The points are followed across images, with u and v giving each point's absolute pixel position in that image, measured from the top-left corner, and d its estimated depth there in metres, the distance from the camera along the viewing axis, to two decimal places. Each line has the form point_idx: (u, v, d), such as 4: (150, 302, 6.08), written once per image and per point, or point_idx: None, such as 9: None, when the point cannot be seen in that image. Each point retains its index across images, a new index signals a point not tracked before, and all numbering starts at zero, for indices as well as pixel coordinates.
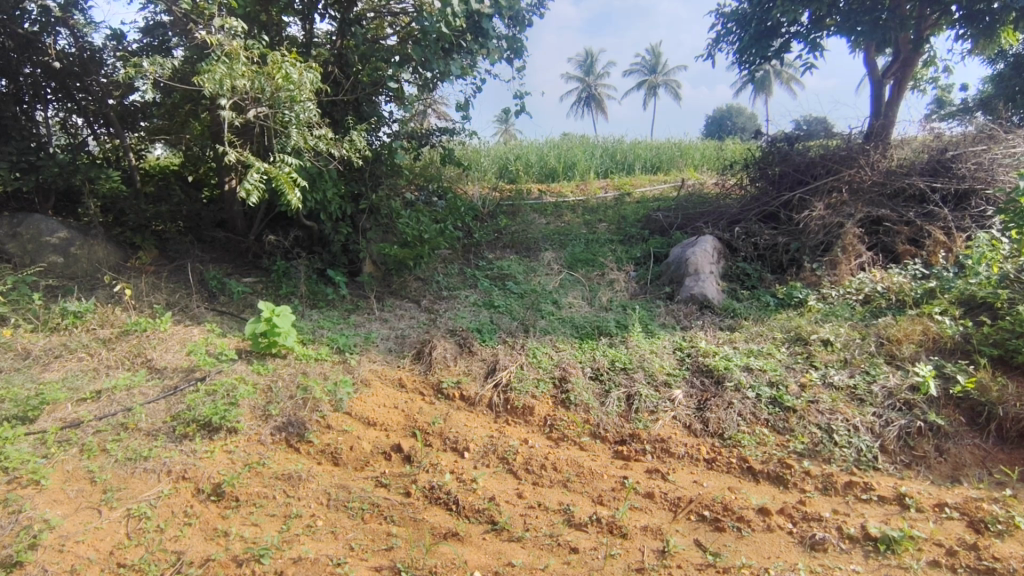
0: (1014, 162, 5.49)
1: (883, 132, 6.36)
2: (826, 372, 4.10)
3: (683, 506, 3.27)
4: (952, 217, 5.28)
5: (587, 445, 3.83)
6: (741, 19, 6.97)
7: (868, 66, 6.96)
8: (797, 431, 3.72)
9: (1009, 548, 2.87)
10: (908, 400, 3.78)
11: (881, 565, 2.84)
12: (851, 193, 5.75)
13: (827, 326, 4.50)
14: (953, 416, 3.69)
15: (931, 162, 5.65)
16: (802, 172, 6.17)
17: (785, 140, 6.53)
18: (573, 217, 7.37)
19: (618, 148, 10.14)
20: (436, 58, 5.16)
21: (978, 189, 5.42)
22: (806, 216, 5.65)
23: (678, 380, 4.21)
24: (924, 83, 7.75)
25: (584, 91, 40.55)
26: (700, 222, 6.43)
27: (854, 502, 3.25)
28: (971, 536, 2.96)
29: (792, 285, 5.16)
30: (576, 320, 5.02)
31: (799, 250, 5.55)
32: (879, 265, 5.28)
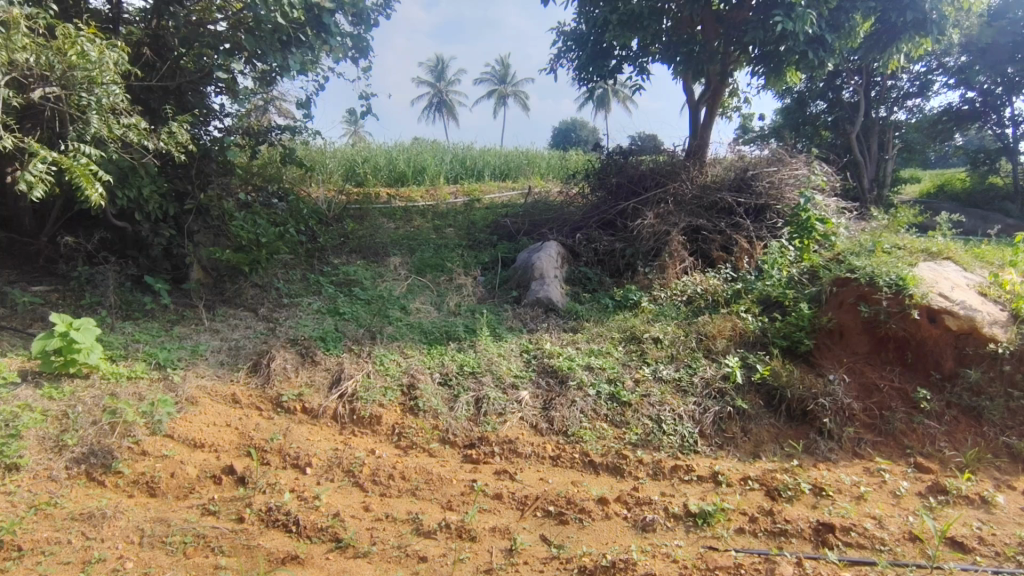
0: (797, 181, 6.41)
1: (700, 150, 7.14)
2: (656, 367, 4.49)
3: (529, 504, 3.38)
4: (753, 228, 6.06)
5: (436, 451, 3.81)
6: (579, 38, 7.44)
7: (686, 92, 7.78)
8: (631, 424, 4.03)
9: (796, 510, 3.32)
10: (721, 389, 4.25)
11: (698, 538, 3.16)
12: (675, 204, 6.37)
13: (657, 325, 4.94)
14: (754, 400, 4.20)
15: (736, 179, 6.46)
16: (635, 185, 6.73)
17: (619, 153, 7.08)
18: (422, 222, 7.33)
19: (468, 154, 10.26)
20: (271, 50, 4.84)
21: (772, 204, 6.28)
22: (639, 225, 6.15)
23: (524, 381, 4.36)
24: (731, 110, 8.84)
25: (435, 97, 40.67)
26: (545, 228, 6.74)
27: (678, 483, 3.59)
28: (768, 503, 3.40)
29: (628, 289, 5.59)
30: (425, 326, 4.97)
31: (633, 256, 6.04)
32: (698, 269, 5.89)
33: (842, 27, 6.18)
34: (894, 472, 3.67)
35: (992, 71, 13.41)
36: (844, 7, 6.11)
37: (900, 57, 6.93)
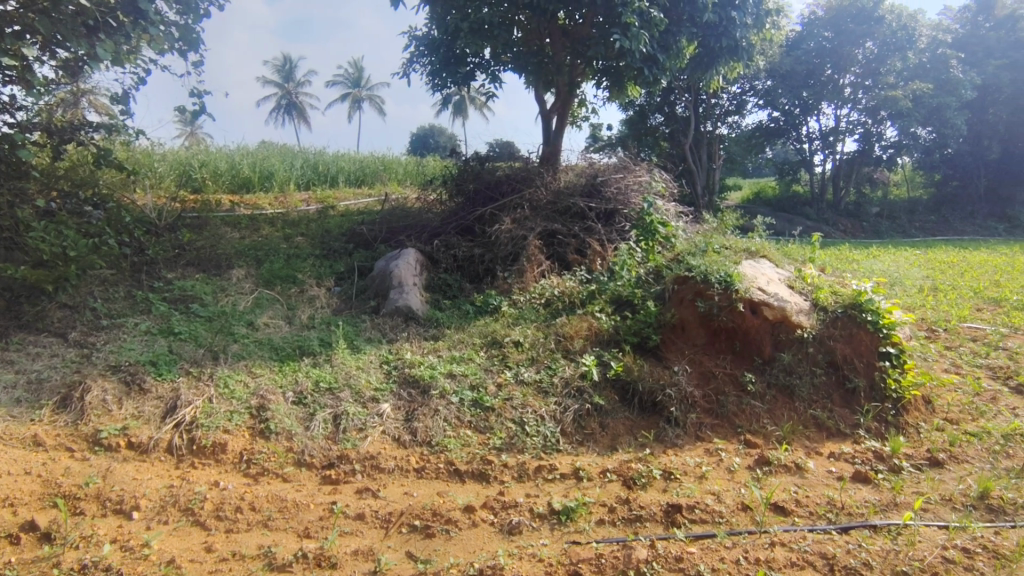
0: (641, 187, 6.85)
1: (553, 157, 7.42)
2: (517, 370, 4.58)
3: (393, 521, 3.25)
4: (603, 232, 6.40)
5: (290, 475, 3.55)
6: (431, 43, 7.42)
7: (538, 101, 8.05)
8: (495, 428, 4.07)
9: (649, 496, 3.54)
10: (579, 387, 4.43)
11: (562, 534, 3.25)
12: (530, 209, 6.58)
13: (517, 329, 5.07)
14: (609, 396, 4.42)
15: (587, 185, 6.77)
16: (492, 191, 6.87)
17: (476, 160, 7.17)
18: (271, 231, 6.85)
19: (320, 159, 9.79)
20: (74, 36, 4.23)
21: (620, 209, 6.64)
22: (497, 230, 6.27)
23: (385, 394, 4.20)
24: (580, 121, 9.31)
25: (283, 98, 38.43)
26: (403, 235, 6.63)
27: (542, 483, 3.67)
28: (624, 492, 3.59)
29: (488, 294, 5.66)
30: (274, 342, 4.62)
31: (492, 261, 6.16)
32: (555, 272, 6.10)
33: (671, 49, 6.76)
34: (729, 450, 4.06)
35: (791, 95, 15.66)
36: (672, 30, 6.69)
37: (720, 78, 7.76)
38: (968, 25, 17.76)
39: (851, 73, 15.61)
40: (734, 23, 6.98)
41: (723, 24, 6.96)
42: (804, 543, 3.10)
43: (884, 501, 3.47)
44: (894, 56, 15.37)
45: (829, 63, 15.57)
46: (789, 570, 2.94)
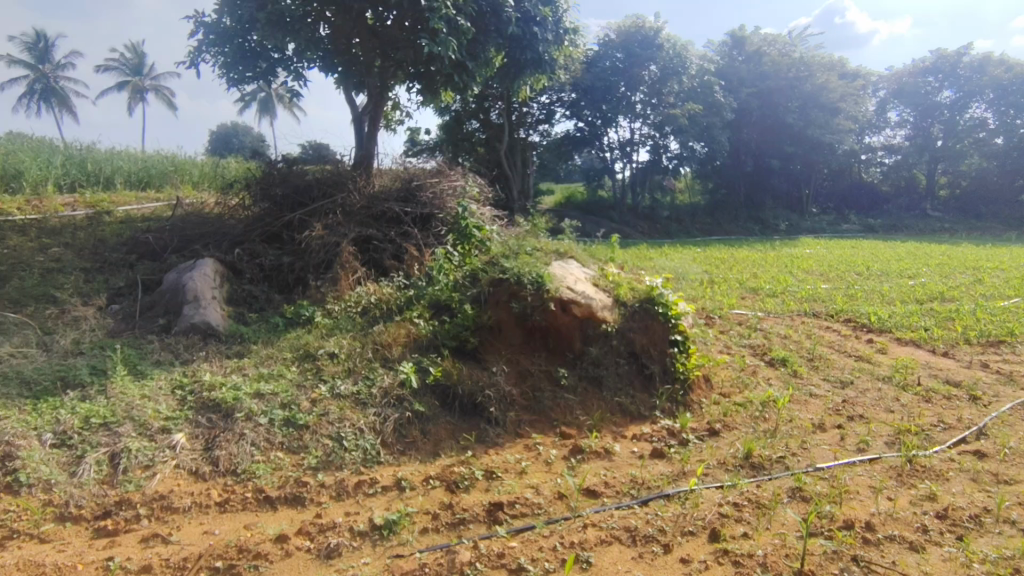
0: (456, 191, 6.90)
1: (367, 161, 7.21)
2: (333, 384, 4.35)
3: (190, 566, 2.86)
4: (420, 237, 6.36)
5: (51, 534, 2.98)
6: (222, 32, 6.76)
7: (349, 103, 7.76)
8: (310, 447, 3.81)
9: (472, 497, 3.58)
10: (400, 395, 4.34)
11: (384, 549, 3.13)
12: (344, 215, 6.33)
13: (332, 340, 4.84)
14: (430, 402, 4.39)
15: (402, 190, 6.68)
16: (301, 196, 6.48)
17: (283, 162, 6.71)
18: (21, 241, 5.74)
19: (88, 155, 8.38)
20: None
21: (436, 214, 6.65)
22: (307, 237, 5.95)
23: (178, 423, 3.71)
24: (394, 124, 9.17)
25: (38, 83, 32.36)
26: (198, 244, 5.96)
27: (363, 498, 3.51)
28: (447, 497, 3.58)
29: (299, 304, 5.35)
30: (26, 374, 3.89)
31: (303, 270, 5.86)
32: (371, 279, 5.93)
33: (479, 57, 6.98)
34: (545, 443, 4.27)
35: (594, 107, 17.35)
36: (480, 40, 6.91)
37: (527, 88, 8.19)
38: (725, 58, 21.06)
39: (640, 91, 17.59)
40: (537, 38, 7.45)
41: (526, 38, 7.37)
42: (610, 521, 3.36)
43: (675, 472, 3.91)
44: (672, 79, 17.59)
45: (622, 82, 17.37)
46: (599, 548, 3.16)
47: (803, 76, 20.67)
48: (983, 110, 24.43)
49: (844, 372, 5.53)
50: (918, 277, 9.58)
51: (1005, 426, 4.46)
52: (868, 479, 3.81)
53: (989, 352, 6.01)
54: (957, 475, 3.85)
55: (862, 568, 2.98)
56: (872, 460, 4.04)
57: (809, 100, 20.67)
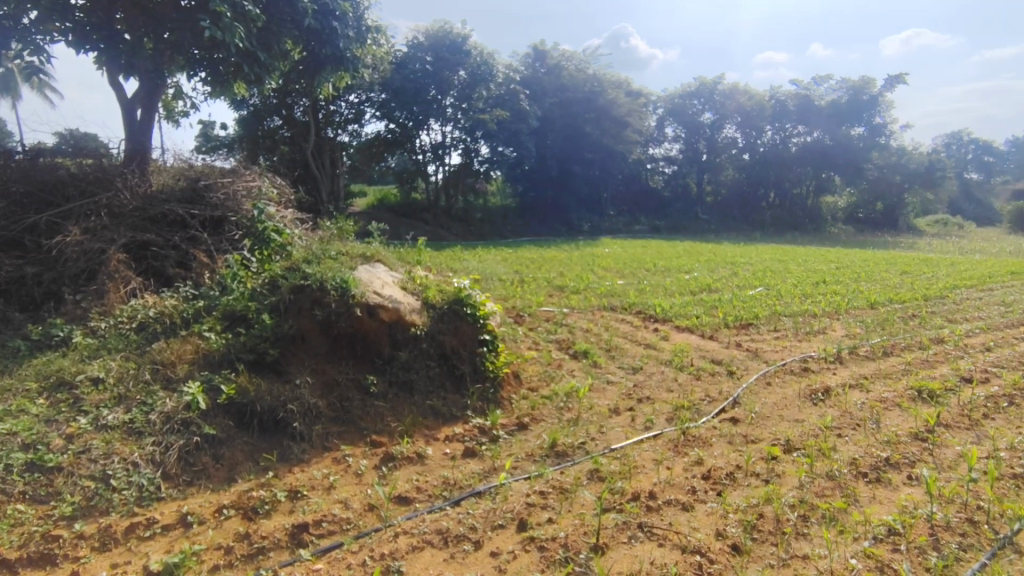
0: (251, 192, 6.35)
1: (142, 156, 6.34)
2: (97, 414, 3.74)
3: None
4: (211, 241, 5.69)
5: None
6: None
7: (116, 88, 6.74)
8: (64, 493, 3.24)
9: (273, 523, 3.29)
10: (185, 420, 3.85)
11: None
12: (111, 217, 5.49)
13: (97, 362, 4.16)
14: (223, 423, 3.97)
15: (186, 191, 5.98)
16: (49, 194, 5.48)
17: (27, 155, 5.74)
18: None
19: None
20: None
21: (229, 217, 6.02)
22: (59, 242, 5.07)
23: None
24: (178, 115, 8.17)
25: None
26: None
27: (137, 544, 3.05)
28: (243, 526, 3.25)
29: (51, 323, 4.55)
30: None
31: (56, 282, 4.98)
32: (150, 290, 5.17)
33: (273, 48, 6.51)
34: (356, 454, 4.09)
35: (404, 108, 17.19)
36: (272, 30, 6.46)
37: (330, 85, 7.85)
38: (528, 70, 22.39)
39: (450, 95, 17.95)
40: (337, 34, 7.15)
41: (326, 33, 7.05)
42: (422, 526, 3.34)
43: (486, 469, 4.02)
44: (481, 86, 18.20)
45: (432, 85, 17.57)
46: (411, 555, 3.11)
47: (596, 91, 22.76)
48: (734, 130, 29.20)
49: (635, 359, 6.18)
50: (692, 272, 11.09)
51: (752, 394, 5.34)
52: (651, 453, 4.29)
53: (743, 333, 7.17)
54: (718, 440, 4.51)
55: (645, 533, 3.34)
56: (655, 436, 4.56)
57: (602, 113, 22.82)
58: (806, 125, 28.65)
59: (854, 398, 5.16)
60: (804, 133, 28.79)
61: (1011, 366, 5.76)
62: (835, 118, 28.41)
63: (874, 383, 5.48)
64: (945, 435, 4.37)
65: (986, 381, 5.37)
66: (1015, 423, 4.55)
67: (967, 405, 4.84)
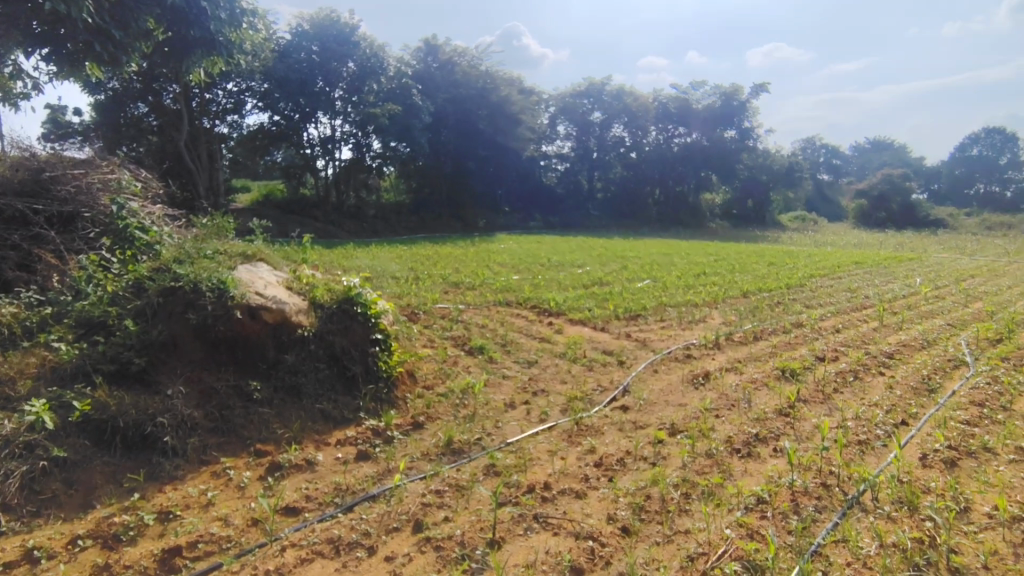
0: (109, 185, 5.74)
1: None
2: None
3: None
4: (60, 239, 5.07)
5: None
6: None
7: None
8: None
9: (139, 550, 3.00)
10: (29, 443, 3.45)
11: None
12: None
13: None
14: (76, 444, 3.60)
15: (27, 183, 5.30)
16: None
17: None
18: None
19: None
20: None
21: (82, 212, 5.39)
22: None
23: None
24: (17, 97, 7.24)
25: None
26: None
27: None
28: (103, 557, 2.93)
29: None
30: None
31: None
32: None
33: (130, 26, 5.93)
34: (237, 466, 3.81)
35: (289, 99, 16.41)
36: (128, 6, 5.88)
37: (201, 70, 7.29)
38: (421, 64, 22.19)
39: (339, 88, 17.45)
40: (206, 15, 6.64)
41: (193, 13, 6.54)
42: (311, 537, 3.18)
43: (380, 471, 3.90)
44: (371, 79, 17.84)
45: (319, 76, 16.98)
46: (299, 568, 2.95)
47: (489, 87, 22.90)
48: (621, 130, 30.62)
49: (530, 352, 6.28)
50: (584, 266, 11.48)
51: (640, 382, 5.62)
52: (546, 444, 4.38)
53: (631, 324, 7.53)
54: (609, 427, 4.69)
55: (541, 523, 3.40)
56: (550, 427, 4.67)
57: (496, 110, 23.03)
58: (685, 127, 30.66)
59: (728, 380, 5.59)
60: (683, 134, 30.80)
61: (856, 345, 6.51)
62: (710, 121, 30.62)
63: (745, 366, 5.96)
64: (804, 409, 4.84)
65: (836, 360, 6.03)
66: (860, 395, 5.14)
67: (822, 381, 5.40)
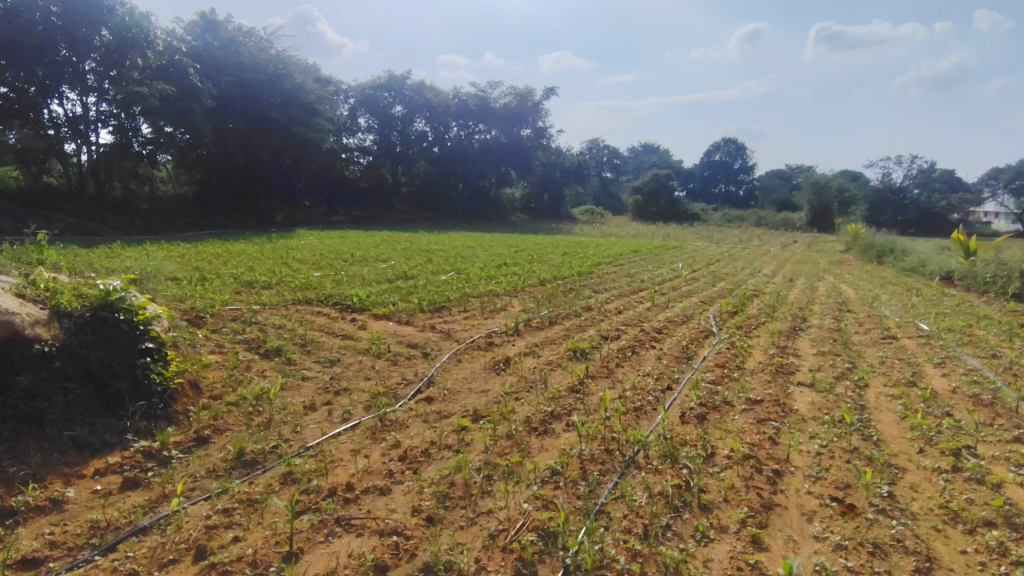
0: None
1: None
2: None
3: None
4: None
5: None
6: None
7: None
8: None
9: None
10: None
11: None
12: None
13: None
14: None
15: None
16: None
17: None
18: None
19: None
20: None
21: None
22: None
23: None
24: None
25: None
26: None
27: None
28: None
29: None
30: None
31: None
32: None
33: None
34: None
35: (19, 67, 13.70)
36: None
37: None
38: (197, 40, 19.83)
39: (90, 59, 14.83)
40: None
41: None
42: None
43: (152, 498, 3.41)
44: (133, 52, 15.42)
45: (61, 42, 14.24)
46: None
47: (281, 72, 21.35)
48: (424, 125, 30.75)
49: (332, 351, 6.02)
50: (389, 261, 11.31)
51: (444, 372, 5.73)
52: (349, 444, 4.24)
53: (436, 315, 7.64)
54: (414, 420, 4.70)
55: (343, 527, 3.28)
56: (353, 426, 4.52)
57: (290, 97, 21.48)
58: (485, 124, 31.88)
59: (526, 363, 5.97)
60: (484, 131, 31.99)
61: (632, 323, 7.40)
62: (509, 120, 32.23)
63: (542, 349, 6.41)
64: (591, 384, 5.37)
65: (616, 337, 6.79)
66: (635, 367, 5.86)
67: (605, 358, 6.04)
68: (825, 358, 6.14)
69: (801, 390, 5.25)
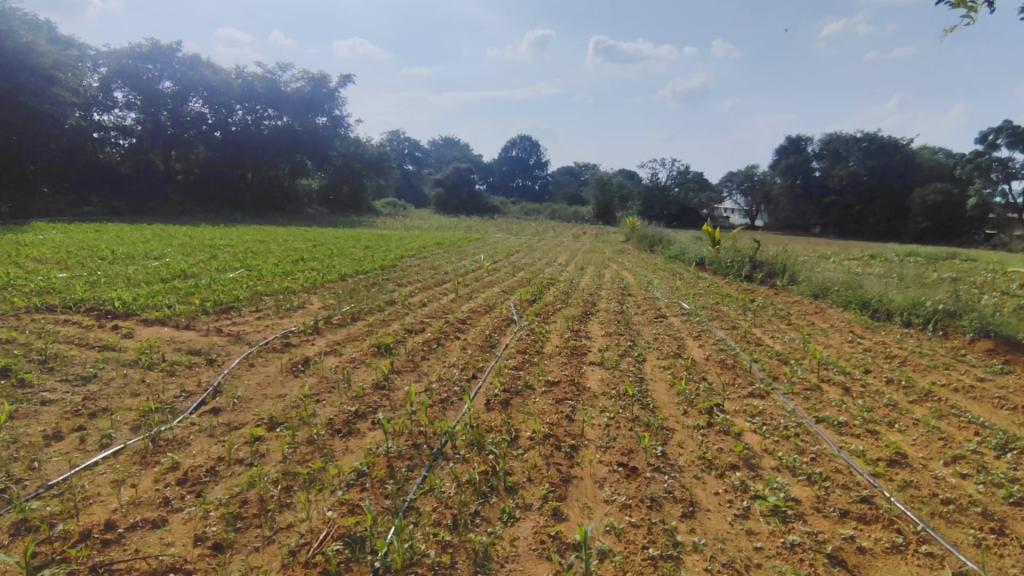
0: None
1: None
2: None
3: None
4: None
5: None
6: None
7: None
8: None
9: None
10: None
11: None
12: None
13: None
14: None
15: None
16: None
17: None
18: None
19: None
20: None
21: None
22: None
23: None
24: None
25: None
26: None
27: None
28: None
29: None
30: None
31: None
32: None
33: None
34: None
35: None
36: None
37: None
38: None
39: None
40: None
41: None
42: None
43: None
44: None
45: None
46: None
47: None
48: (201, 105, 27.36)
49: (85, 366, 5.02)
50: (161, 258, 9.82)
51: (233, 379, 5.14)
52: (109, 474, 3.57)
53: (221, 317, 6.83)
54: (196, 436, 4.13)
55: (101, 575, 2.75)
56: (115, 452, 3.82)
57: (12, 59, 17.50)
58: (275, 109, 29.45)
59: (328, 363, 5.63)
60: (273, 117, 29.53)
61: (437, 316, 7.42)
62: (302, 106, 30.19)
63: (345, 347, 6.11)
64: (397, 380, 5.25)
65: (422, 331, 6.75)
66: (440, 359, 5.88)
67: (411, 352, 5.97)
68: (610, 338, 6.82)
69: (591, 369, 5.76)
